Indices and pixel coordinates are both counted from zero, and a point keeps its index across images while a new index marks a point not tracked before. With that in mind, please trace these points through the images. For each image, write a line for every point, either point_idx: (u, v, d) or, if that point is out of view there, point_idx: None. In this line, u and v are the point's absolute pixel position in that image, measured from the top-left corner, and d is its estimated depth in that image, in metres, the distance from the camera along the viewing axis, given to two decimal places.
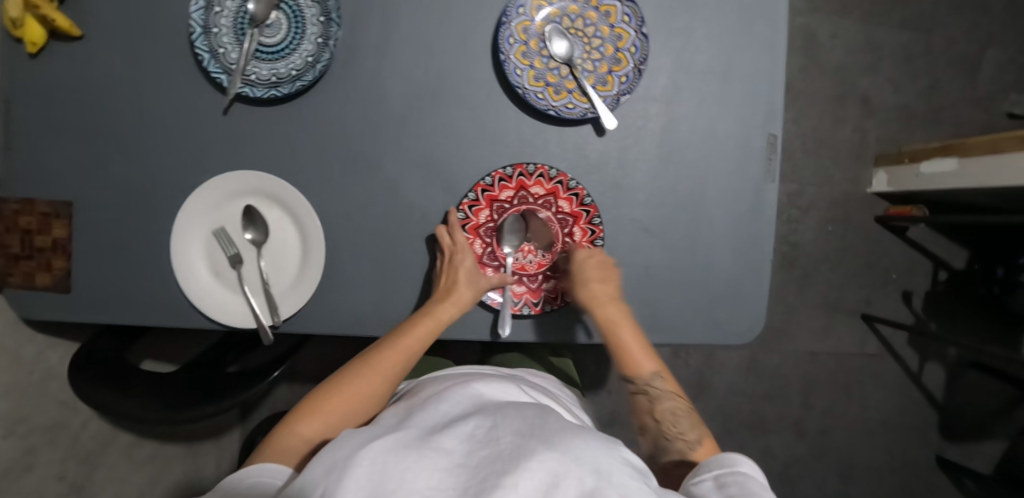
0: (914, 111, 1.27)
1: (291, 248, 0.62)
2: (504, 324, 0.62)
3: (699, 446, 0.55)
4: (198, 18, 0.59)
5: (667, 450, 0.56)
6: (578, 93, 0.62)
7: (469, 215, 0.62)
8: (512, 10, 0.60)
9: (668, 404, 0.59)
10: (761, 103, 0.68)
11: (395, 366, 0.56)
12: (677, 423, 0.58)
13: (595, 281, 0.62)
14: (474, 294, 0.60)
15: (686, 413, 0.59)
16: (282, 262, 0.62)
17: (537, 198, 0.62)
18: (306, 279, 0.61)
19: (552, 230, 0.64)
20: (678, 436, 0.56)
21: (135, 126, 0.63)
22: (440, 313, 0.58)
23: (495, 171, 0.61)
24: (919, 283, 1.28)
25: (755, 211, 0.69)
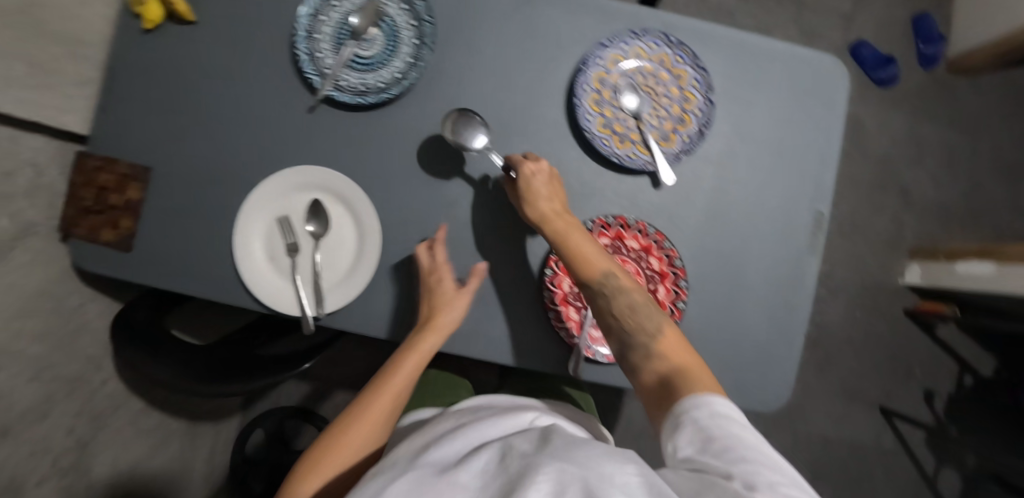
0: (954, 210, 1.28)
1: (346, 247, 0.64)
2: (575, 364, 0.63)
3: (664, 340, 0.52)
4: (303, 22, 0.64)
5: (633, 351, 0.53)
6: (641, 146, 0.65)
7: None
8: (591, 60, 0.65)
9: (627, 299, 0.55)
10: (813, 181, 0.70)
11: (392, 402, 0.56)
12: (638, 315, 0.54)
13: (540, 196, 0.60)
14: (458, 313, 0.61)
15: (646, 305, 0.55)
16: (336, 258, 0.64)
17: (630, 251, 0.65)
18: (356, 279, 0.63)
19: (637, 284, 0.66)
20: (638, 330, 0.53)
21: (224, 109, 0.67)
22: (425, 342, 0.59)
23: (598, 218, 0.65)
24: (942, 383, 1.26)
25: (794, 282, 0.70)
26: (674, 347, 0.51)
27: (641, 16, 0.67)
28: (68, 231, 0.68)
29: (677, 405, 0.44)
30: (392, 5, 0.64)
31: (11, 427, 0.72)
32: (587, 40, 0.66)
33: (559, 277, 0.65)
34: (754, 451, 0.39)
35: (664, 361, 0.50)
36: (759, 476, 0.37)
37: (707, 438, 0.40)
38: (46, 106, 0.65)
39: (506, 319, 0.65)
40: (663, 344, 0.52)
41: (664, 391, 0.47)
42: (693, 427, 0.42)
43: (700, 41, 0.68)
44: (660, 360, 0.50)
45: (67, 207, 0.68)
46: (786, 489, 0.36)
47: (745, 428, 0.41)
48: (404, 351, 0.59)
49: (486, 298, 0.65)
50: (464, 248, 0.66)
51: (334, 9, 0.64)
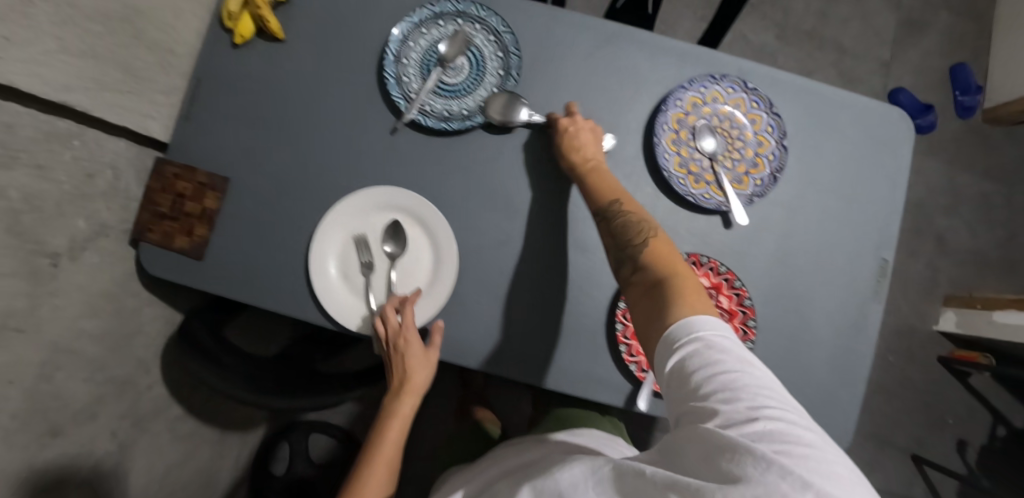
0: (989, 258, 1.29)
1: (421, 268, 0.65)
2: (645, 398, 0.63)
3: (654, 248, 0.53)
4: (393, 47, 0.66)
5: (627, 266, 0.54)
6: (715, 186, 0.67)
7: None
8: (671, 100, 0.66)
9: (624, 221, 0.57)
10: (878, 228, 0.71)
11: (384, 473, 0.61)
12: (630, 228, 0.56)
13: (572, 133, 0.64)
14: (427, 375, 0.64)
15: (643, 229, 0.56)
16: (410, 279, 0.65)
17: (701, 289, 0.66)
18: (430, 302, 0.63)
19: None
20: (630, 247, 0.54)
21: (306, 125, 0.69)
22: (402, 407, 0.65)
23: None
24: (975, 433, 1.25)
25: (858, 328, 0.70)
26: (663, 256, 0.52)
27: (718, 61, 0.69)
28: (141, 234, 0.69)
29: (665, 324, 0.44)
30: (479, 36, 0.66)
31: (62, 429, 0.72)
32: (665, 80, 0.68)
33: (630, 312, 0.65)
34: (743, 382, 0.38)
35: (652, 270, 0.51)
36: (746, 410, 0.36)
37: (696, 376, 0.39)
38: (135, 112, 0.66)
39: (575, 350, 0.65)
40: (652, 252, 0.53)
41: (648, 296, 0.49)
42: (682, 362, 0.41)
43: (775, 87, 0.70)
44: (647, 270, 0.51)
45: (141, 212, 0.69)
46: (774, 411, 0.36)
47: (729, 352, 0.40)
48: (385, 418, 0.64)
49: (557, 327, 0.65)
50: (536, 276, 0.66)
51: (423, 36, 0.66)
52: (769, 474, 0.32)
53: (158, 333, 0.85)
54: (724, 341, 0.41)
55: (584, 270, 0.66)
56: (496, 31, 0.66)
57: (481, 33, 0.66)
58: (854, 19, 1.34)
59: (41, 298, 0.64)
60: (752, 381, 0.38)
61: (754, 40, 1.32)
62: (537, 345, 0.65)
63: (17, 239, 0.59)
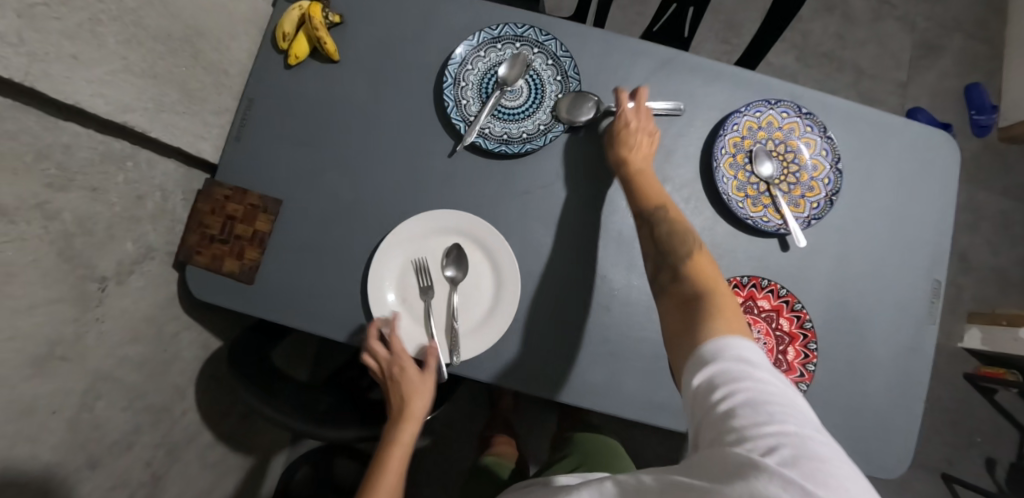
0: (1010, 276, 1.30)
1: (483, 293, 0.64)
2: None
3: (695, 267, 0.53)
4: (451, 70, 0.66)
5: (664, 274, 0.55)
6: (773, 209, 0.66)
7: None
8: (728, 125, 0.67)
9: (666, 230, 0.57)
10: (930, 250, 0.71)
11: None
12: (674, 242, 0.56)
13: (622, 133, 0.64)
14: (426, 402, 0.62)
15: (683, 236, 0.56)
16: (471, 304, 0.64)
17: (761, 311, 0.66)
18: (492, 327, 0.62)
19: (768, 344, 0.65)
20: (671, 256, 0.55)
21: (361, 147, 0.68)
22: (402, 436, 0.61)
23: (733, 277, 0.65)
24: (1004, 451, 1.25)
25: (915, 350, 0.69)
26: (704, 276, 0.52)
27: (771, 86, 0.70)
28: (189, 257, 0.67)
29: (691, 334, 0.46)
30: (538, 60, 0.67)
31: (99, 460, 0.69)
32: (720, 104, 0.69)
33: None
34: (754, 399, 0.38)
35: (693, 283, 0.52)
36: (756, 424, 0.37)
37: (718, 392, 0.40)
38: (188, 132, 0.65)
39: (638, 376, 0.64)
40: (693, 269, 0.53)
41: (690, 302, 0.50)
42: (699, 376, 0.42)
43: (826, 112, 0.71)
44: (688, 282, 0.52)
45: (190, 234, 0.68)
46: (793, 425, 0.37)
47: (751, 371, 0.41)
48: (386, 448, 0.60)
49: (619, 352, 0.64)
50: (596, 300, 0.65)
51: (481, 59, 0.66)
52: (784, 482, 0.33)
53: (195, 357, 0.83)
54: (747, 362, 0.41)
55: (646, 294, 0.65)
56: (555, 55, 0.66)
57: (539, 57, 0.67)
58: (872, 42, 1.37)
59: (88, 325, 0.61)
60: (774, 396, 0.39)
61: (776, 63, 1.34)
62: (599, 371, 0.64)
63: (69, 263, 0.57)
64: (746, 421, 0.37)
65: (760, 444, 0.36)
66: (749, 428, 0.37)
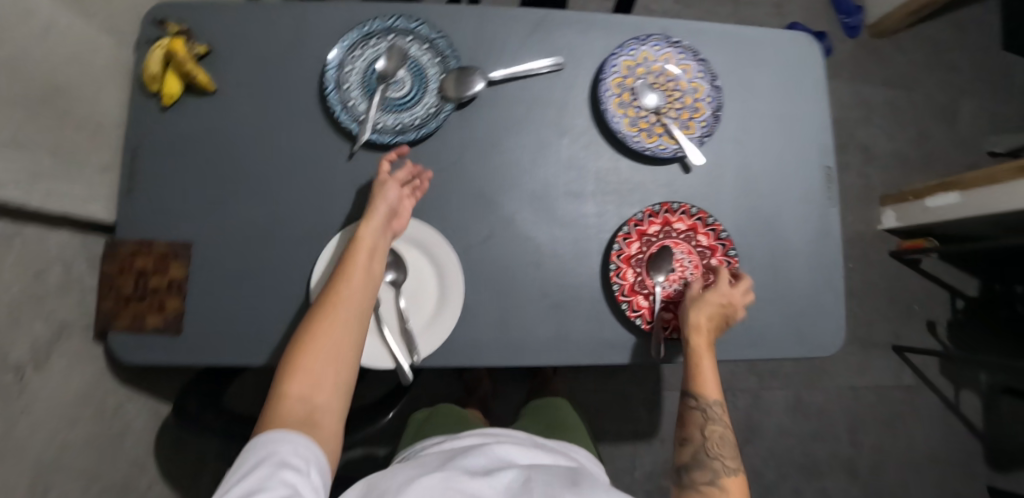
0: (909, 156, 1.41)
1: (428, 289, 0.64)
2: (658, 347, 0.64)
3: (731, 483, 0.57)
4: (331, 75, 0.66)
5: (700, 470, 0.59)
6: (667, 136, 0.70)
7: (623, 246, 0.66)
8: (607, 68, 0.70)
9: (717, 431, 0.61)
10: (816, 140, 0.76)
11: (361, 298, 0.55)
12: (722, 448, 0.60)
13: (709, 310, 0.63)
14: (386, 204, 0.60)
15: (729, 443, 0.61)
16: (420, 302, 0.64)
17: (679, 233, 0.69)
18: (445, 317, 0.63)
19: (692, 262, 0.69)
20: (716, 459, 0.59)
21: (262, 172, 0.67)
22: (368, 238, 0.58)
23: (645, 208, 0.68)
24: (940, 312, 1.37)
25: (825, 232, 0.75)
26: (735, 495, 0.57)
27: (639, 26, 0.74)
28: (109, 323, 0.65)
29: None
30: (414, 47, 0.68)
31: None
32: (597, 51, 0.72)
33: (623, 271, 0.66)
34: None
35: None
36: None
37: None
38: (74, 197, 0.63)
39: (583, 321, 0.66)
40: (728, 482, 0.57)
41: None
42: None
43: (697, 38, 0.75)
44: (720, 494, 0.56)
45: (104, 299, 0.66)
46: None
47: None
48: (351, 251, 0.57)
49: (561, 304, 0.66)
50: (525, 260, 0.67)
51: (358, 58, 0.67)
52: None
53: (147, 427, 0.80)
54: None
55: (570, 243, 0.68)
56: (429, 38, 0.68)
57: (414, 43, 0.68)
58: None
59: (14, 417, 0.58)
60: None
61: (657, 9, 1.40)
62: (546, 326, 0.66)
63: None
64: None
65: None
66: None
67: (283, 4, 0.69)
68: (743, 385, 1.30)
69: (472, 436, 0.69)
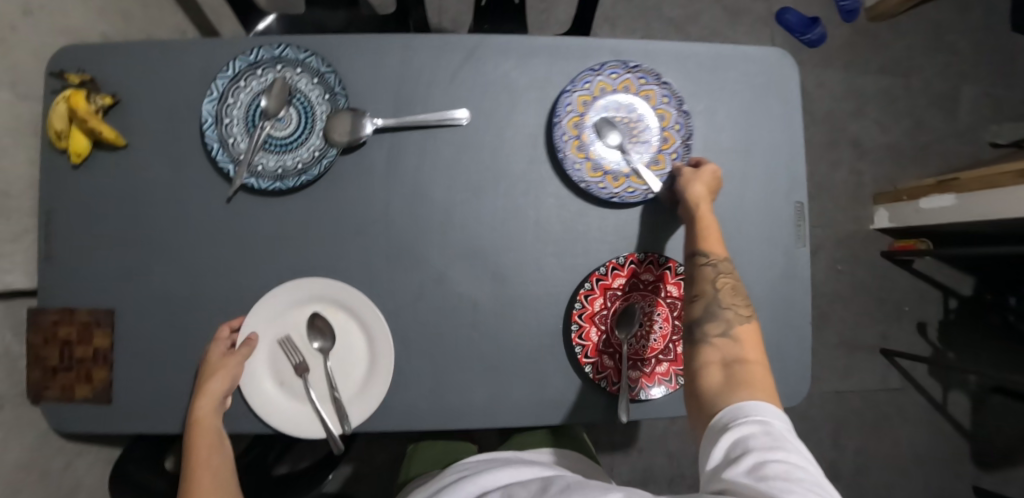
0: (904, 150, 1.33)
1: (356, 355, 0.61)
2: (624, 408, 0.61)
3: (747, 338, 0.55)
4: (210, 109, 0.62)
5: (711, 324, 0.55)
6: (634, 177, 0.63)
7: (585, 304, 0.63)
8: (561, 109, 0.63)
9: (728, 282, 0.58)
10: (784, 172, 0.69)
11: (217, 475, 0.55)
12: (733, 296, 0.57)
13: (701, 179, 0.61)
14: (226, 380, 0.57)
15: (740, 293, 0.58)
16: (349, 367, 0.61)
17: (647, 284, 0.64)
18: (375, 387, 0.59)
19: (662, 315, 0.65)
20: (727, 310, 0.56)
21: (181, 231, 0.64)
22: (204, 414, 0.56)
23: (608, 260, 0.64)
24: (931, 313, 1.32)
25: (791, 275, 0.69)
26: (751, 341, 0.54)
27: (587, 49, 0.66)
28: (39, 394, 0.64)
29: (727, 410, 0.48)
30: (303, 81, 0.63)
31: None
32: (536, 82, 0.65)
33: (587, 330, 0.62)
34: (787, 425, 0.46)
35: (743, 349, 0.53)
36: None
37: (747, 454, 0.42)
38: None
39: (522, 383, 0.63)
40: (741, 330, 0.55)
41: (738, 367, 0.51)
42: (728, 437, 0.45)
43: (652, 60, 0.68)
44: (739, 341, 0.54)
45: (30, 371, 0.64)
46: (791, 461, 0.41)
47: (781, 436, 0.44)
48: (191, 431, 0.56)
49: (501, 365, 0.63)
50: (461, 319, 0.63)
51: (242, 90, 0.62)
52: (780, 477, 0.40)
53: (100, 478, 0.79)
54: (776, 428, 0.45)
55: (507, 298, 0.64)
56: (319, 72, 0.63)
57: (304, 76, 0.63)
58: None
59: None
60: (794, 452, 0.42)
61: None
62: (484, 390, 0.63)
63: None
64: (780, 461, 0.41)
65: (774, 478, 0.40)
66: (774, 467, 0.41)
67: (196, 50, 0.65)
68: None
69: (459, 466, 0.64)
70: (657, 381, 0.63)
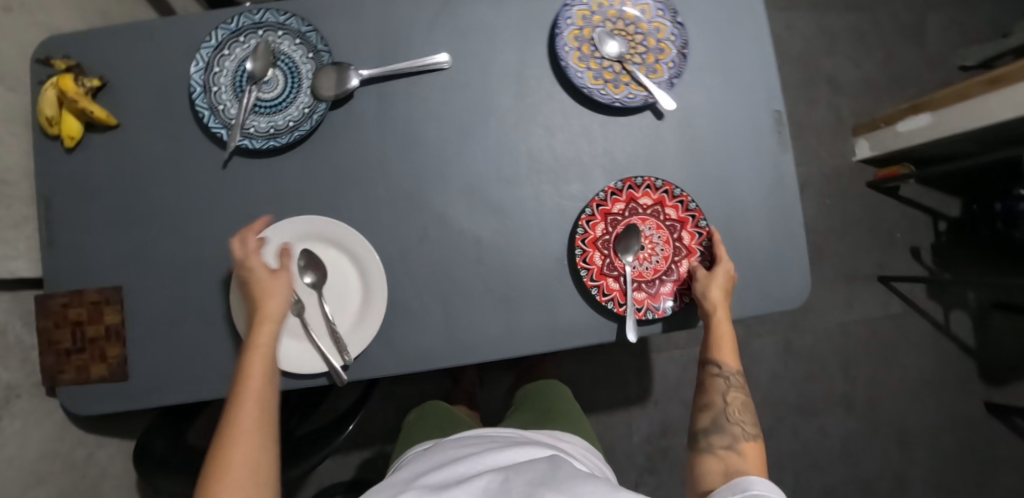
0: (878, 82, 1.36)
1: (350, 288, 0.63)
2: (632, 329, 0.63)
3: (749, 447, 0.64)
4: (198, 78, 0.63)
5: (720, 436, 0.65)
6: (634, 84, 0.66)
7: (587, 229, 0.64)
8: (561, 22, 0.65)
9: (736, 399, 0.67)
10: (761, 82, 0.70)
11: (265, 397, 0.55)
12: (740, 413, 0.66)
13: (718, 284, 0.64)
14: (284, 300, 0.58)
15: (744, 405, 0.67)
16: (344, 301, 0.63)
17: (646, 208, 0.66)
18: (371, 315, 0.61)
19: (662, 237, 0.66)
20: (736, 424, 0.66)
21: (182, 201, 0.65)
22: (261, 338, 0.56)
23: (607, 186, 0.65)
24: (923, 237, 1.34)
25: (779, 180, 0.70)
26: (753, 454, 0.64)
27: None
28: (55, 379, 0.64)
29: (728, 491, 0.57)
30: (286, 43, 0.64)
31: None
32: (513, 19, 0.67)
33: (590, 255, 0.64)
34: None
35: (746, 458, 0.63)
36: None
37: None
38: None
39: (531, 312, 0.65)
40: (745, 447, 0.64)
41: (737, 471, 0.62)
42: None
43: None
44: (742, 450, 0.64)
45: (45, 357, 0.64)
46: None
47: None
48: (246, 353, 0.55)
49: (510, 296, 0.65)
50: (466, 257, 0.65)
51: (227, 58, 0.64)
52: None
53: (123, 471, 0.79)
54: None
55: (508, 232, 0.65)
56: (301, 32, 0.64)
57: (286, 38, 0.64)
58: None
59: None
60: None
61: None
62: (497, 322, 0.64)
63: None
64: None
65: None
66: None
67: (180, 25, 0.66)
68: None
69: (464, 436, 0.69)
70: (663, 300, 0.65)
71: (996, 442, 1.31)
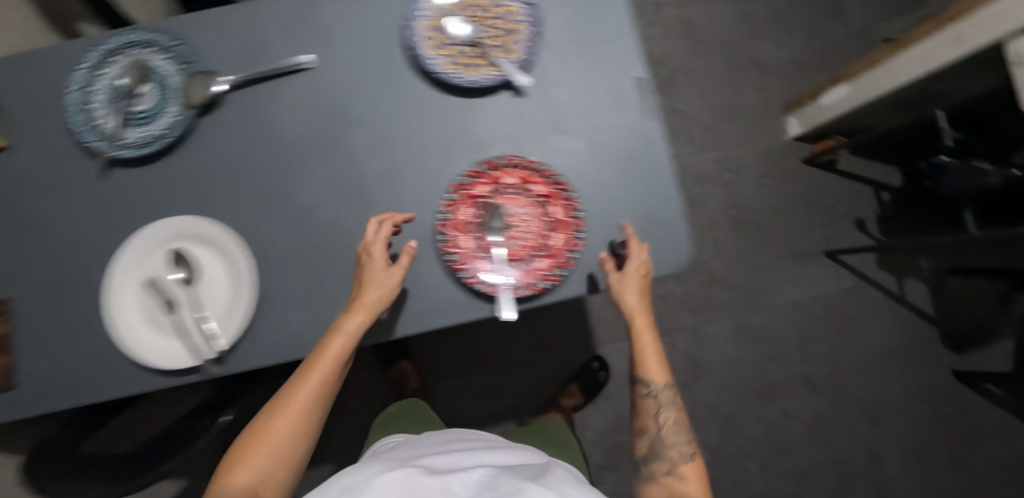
0: (803, 61, 1.38)
1: (220, 282, 0.64)
2: (507, 307, 0.63)
3: (688, 467, 0.65)
4: (76, 98, 0.67)
5: (659, 460, 0.66)
6: (489, 66, 0.68)
7: (448, 214, 0.65)
8: (413, 14, 0.68)
9: (669, 415, 0.66)
10: (619, 52, 0.72)
11: (320, 384, 0.59)
12: (673, 430, 0.66)
13: (631, 296, 0.64)
14: (381, 294, 0.60)
15: (680, 420, 0.67)
16: (215, 295, 0.64)
17: (511, 188, 0.67)
18: (239, 305, 0.63)
19: (532, 214, 0.67)
20: (672, 446, 0.66)
21: (66, 213, 0.68)
22: (347, 325, 0.59)
23: (467, 170, 0.66)
24: (867, 208, 1.33)
25: (646, 145, 0.71)
26: (694, 478, 0.64)
27: None
28: None
29: None
30: (157, 58, 0.68)
31: None
32: (371, 16, 0.70)
33: (455, 240, 0.65)
34: None
35: (687, 480, 0.64)
36: None
37: None
38: None
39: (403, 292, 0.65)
40: (685, 469, 0.65)
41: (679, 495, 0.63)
42: None
43: None
44: (682, 473, 0.64)
45: None
46: None
47: None
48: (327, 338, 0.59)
49: None
50: (336, 243, 0.66)
51: (103, 77, 0.68)
52: None
53: None
54: None
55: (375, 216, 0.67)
56: (170, 47, 0.68)
57: (157, 54, 0.68)
58: None
59: None
60: None
61: None
62: None
63: None
64: None
65: None
66: None
67: (60, 50, 0.71)
68: (679, 323, 1.28)
69: (438, 436, 0.69)
70: (538, 276, 0.65)
71: (971, 412, 1.25)
